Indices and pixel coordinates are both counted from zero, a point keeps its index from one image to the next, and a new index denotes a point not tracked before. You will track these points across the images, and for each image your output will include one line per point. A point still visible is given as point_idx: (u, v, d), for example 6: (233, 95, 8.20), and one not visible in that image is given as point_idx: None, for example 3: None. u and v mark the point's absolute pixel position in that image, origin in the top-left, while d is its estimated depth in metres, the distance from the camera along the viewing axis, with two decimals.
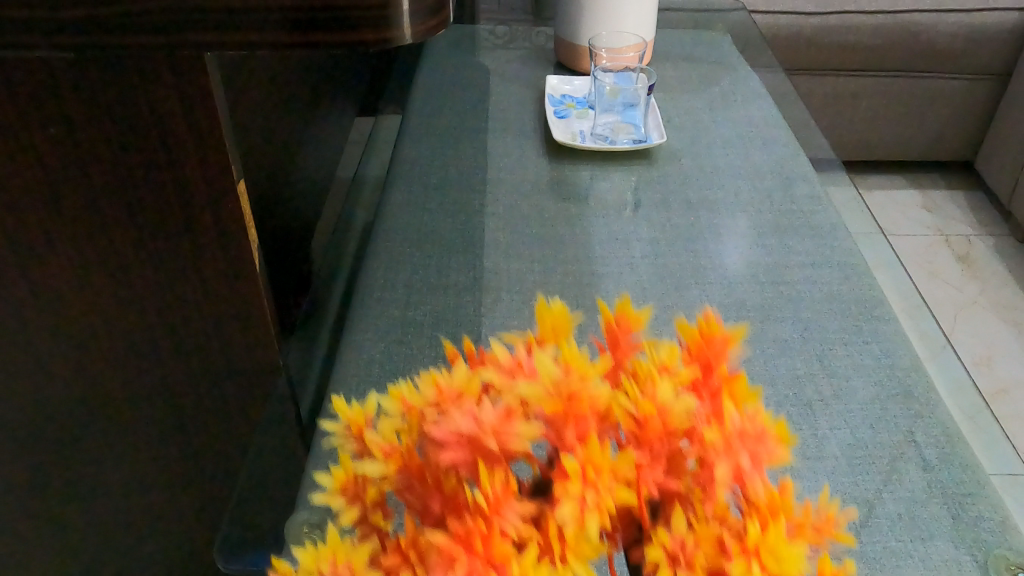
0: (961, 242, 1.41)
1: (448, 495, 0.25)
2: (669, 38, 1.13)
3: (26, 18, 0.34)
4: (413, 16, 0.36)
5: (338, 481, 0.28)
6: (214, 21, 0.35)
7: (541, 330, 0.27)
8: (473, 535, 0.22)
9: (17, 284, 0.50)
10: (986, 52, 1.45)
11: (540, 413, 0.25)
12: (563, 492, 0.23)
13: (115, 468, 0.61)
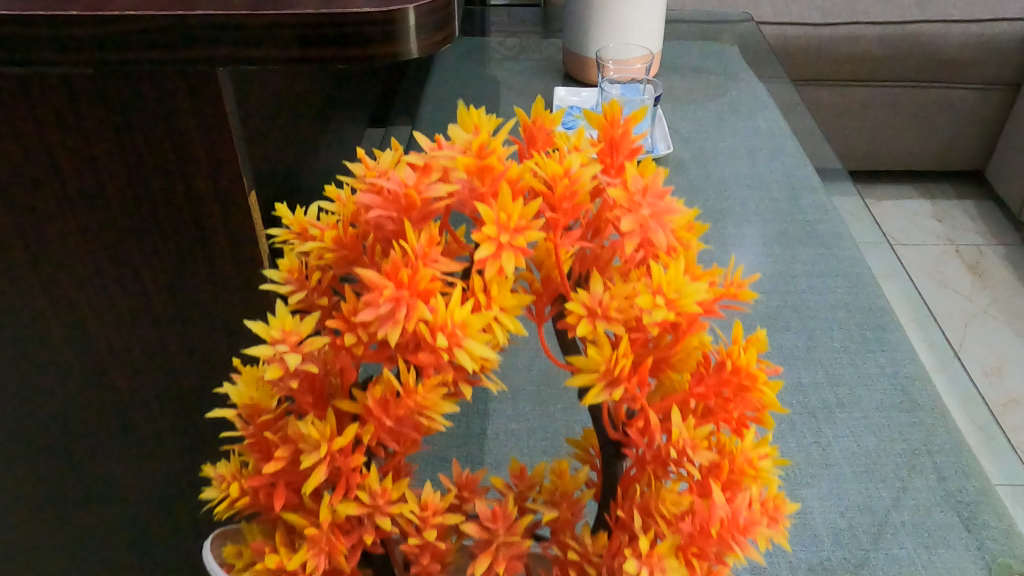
0: (972, 251, 1.41)
1: (380, 254, 0.27)
2: (677, 49, 1.14)
3: (44, 35, 0.36)
4: (418, 32, 0.36)
5: (280, 270, 0.29)
6: (226, 36, 0.36)
7: (462, 121, 0.29)
8: (401, 266, 0.24)
9: (36, 294, 0.52)
10: (995, 62, 1.45)
11: (464, 174, 0.27)
12: (482, 237, 0.25)
13: (130, 474, 0.63)
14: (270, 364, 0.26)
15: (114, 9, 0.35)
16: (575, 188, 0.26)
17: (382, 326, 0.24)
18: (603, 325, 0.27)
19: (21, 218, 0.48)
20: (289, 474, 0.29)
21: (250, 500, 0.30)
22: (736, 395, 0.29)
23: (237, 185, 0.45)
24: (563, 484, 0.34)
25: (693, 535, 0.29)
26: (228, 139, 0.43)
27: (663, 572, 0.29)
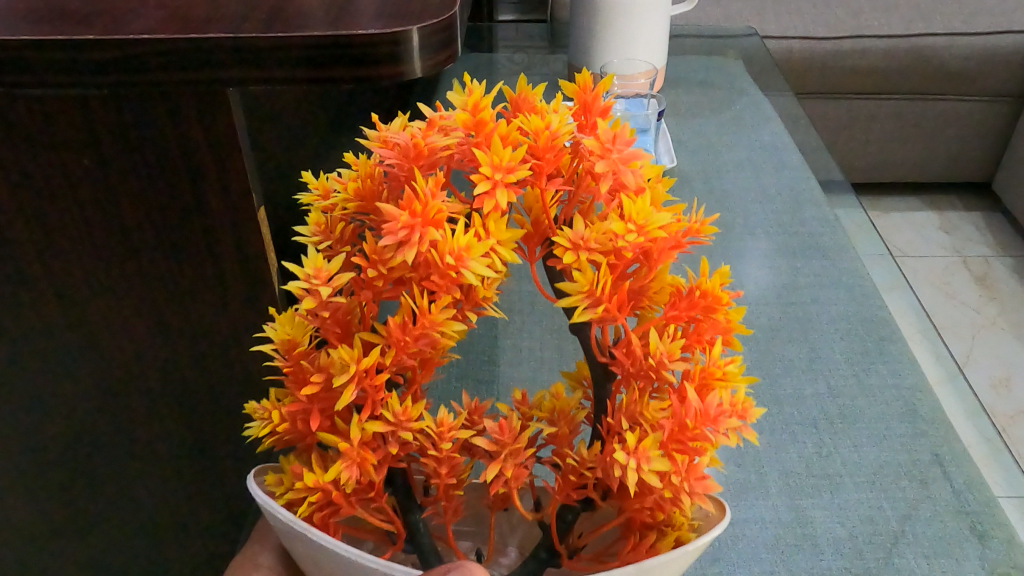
0: (979, 262, 1.41)
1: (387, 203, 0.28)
2: (681, 64, 1.15)
3: (62, 59, 0.37)
4: (422, 52, 0.37)
5: (307, 228, 0.31)
6: (236, 59, 0.37)
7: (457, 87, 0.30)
8: (414, 201, 0.26)
9: (52, 310, 0.53)
10: (1001, 74, 1.45)
11: (460, 129, 0.28)
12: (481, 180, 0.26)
13: (142, 485, 0.64)
14: (306, 299, 0.28)
15: (130, 34, 0.37)
16: (554, 146, 0.27)
17: (408, 248, 0.25)
18: (589, 248, 0.27)
19: (38, 236, 0.49)
20: (320, 403, 0.30)
21: (290, 436, 0.31)
22: (703, 317, 0.30)
23: (247, 201, 0.46)
24: (559, 404, 0.33)
25: (667, 443, 0.28)
26: (238, 158, 0.44)
27: (649, 464, 0.27)
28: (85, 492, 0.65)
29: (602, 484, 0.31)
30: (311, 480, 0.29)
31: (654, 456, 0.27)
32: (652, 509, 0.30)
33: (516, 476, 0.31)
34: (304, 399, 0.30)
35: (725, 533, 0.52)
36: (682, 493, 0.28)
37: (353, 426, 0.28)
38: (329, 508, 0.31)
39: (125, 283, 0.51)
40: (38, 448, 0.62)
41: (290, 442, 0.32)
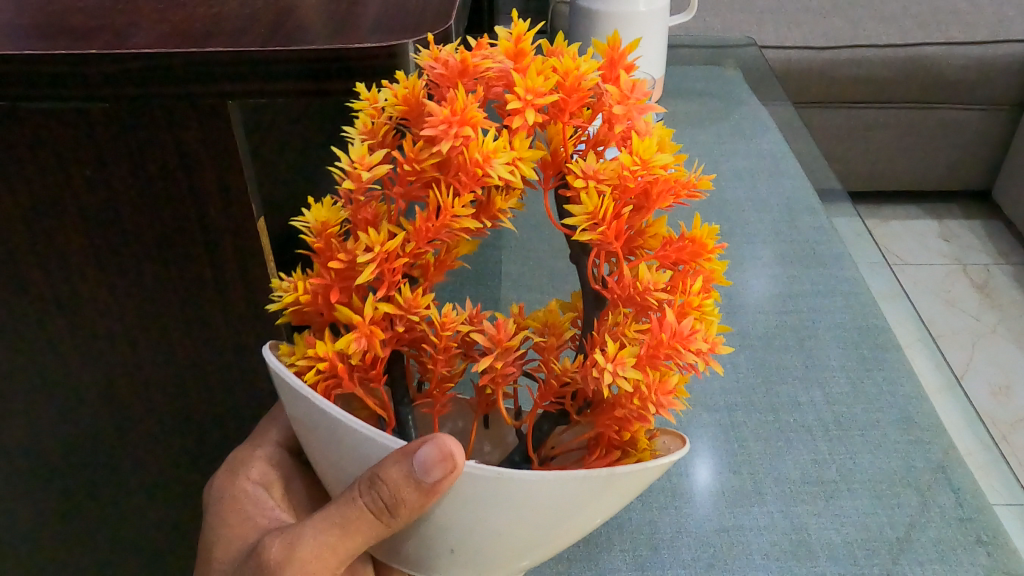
0: (978, 270, 1.41)
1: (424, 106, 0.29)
2: (679, 74, 1.16)
3: (64, 73, 0.38)
4: (419, 65, 0.38)
5: (359, 126, 0.31)
6: (235, 72, 0.38)
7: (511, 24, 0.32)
8: (461, 100, 0.27)
9: (54, 319, 0.54)
10: (999, 83, 1.46)
11: (503, 57, 0.30)
12: (516, 96, 0.28)
13: (144, 491, 0.65)
14: (348, 182, 0.29)
15: (131, 48, 0.38)
16: (579, 88, 0.29)
17: (444, 140, 0.27)
18: (592, 174, 0.28)
19: (40, 247, 0.50)
20: (342, 281, 0.31)
21: (308, 313, 0.31)
22: (689, 266, 0.30)
23: (247, 212, 0.47)
24: (552, 319, 0.36)
25: (645, 360, 0.29)
26: (238, 169, 0.45)
27: (622, 376, 0.28)
28: (87, 498, 0.66)
29: (582, 393, 0.34)
30: (324, 352, 0.31)
31: (630, 367, 0.29)
32: (626, 423, 0.32)
33: (506, 373, 0.33)
34: (326, 275, 0.31)
35: (721, 540, 0.52)
36: (648, 406, 0.30)
37: (371, 303, 0.30)
38: (334, 384, 0.32)
39: (125, 291, 0.52)
40: (41, 455, 0.63)
41: (303, 320, 0.32)
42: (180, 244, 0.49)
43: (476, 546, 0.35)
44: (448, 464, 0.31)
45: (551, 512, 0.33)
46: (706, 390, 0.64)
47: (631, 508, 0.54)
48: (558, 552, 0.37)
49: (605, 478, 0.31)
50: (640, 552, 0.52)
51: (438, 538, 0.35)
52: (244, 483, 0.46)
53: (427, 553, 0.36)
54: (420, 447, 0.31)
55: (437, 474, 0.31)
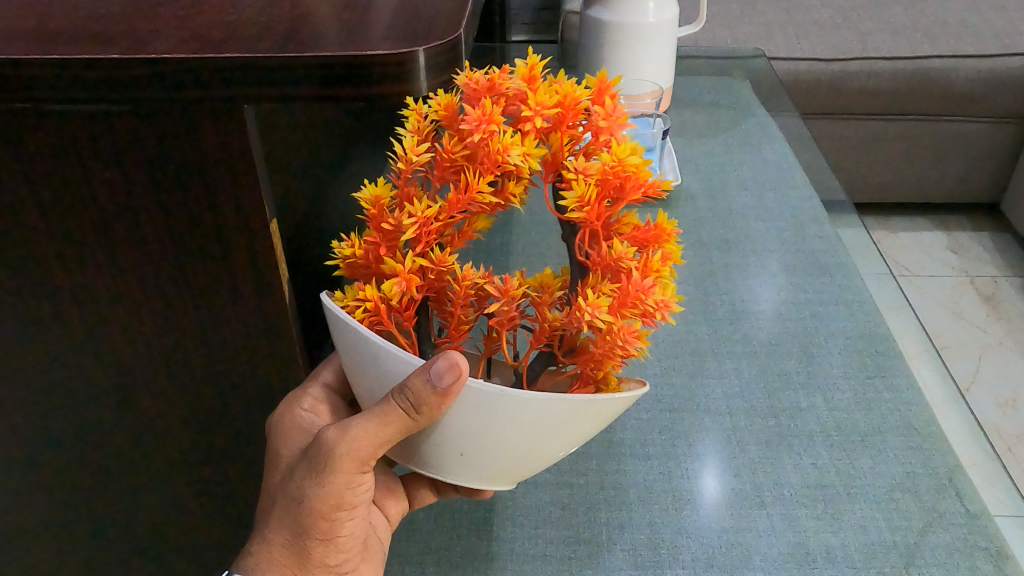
0: (987, 282, 1.42)
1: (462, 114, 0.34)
2: (688, 84, 1.17)
3: (86, 77, 0.39)
4: (428, 72, 0.39)
5: (406, 123, 0.36)
6: (249, 76, 0.39)
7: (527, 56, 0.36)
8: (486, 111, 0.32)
9: (72, 316, 0.55)
10: (1008, 96, 1.47)
11: (519, 80, 0.34)
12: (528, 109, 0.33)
13: (156, 485, 0.66)
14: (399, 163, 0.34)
15: (151, 54, 0.39)
16: (576, 106, 0.33)
17: (476, 132, 0.32)
18: (584, 169, 0.33)
19: (59, 245, 0.52)
20: (389, 241, 0.35)
21: (361, 268, 0.36)
22: (653, 246, 0.35)
23: (259, 213, 0.48)
24: (548, 280, 0.40)
25: (615, 310, 0.33)
26: (251, 171, 0.46)
27: (595, 317, 0.32)
28: (97, 494, 0.67)
29: (570, 340, 0.38)
30: (370, 297, 0.36)
31: (605, 311, 0.33)
32: (601, 362, 0.37)
33: (511, 317, 0.37)
34: (377, 236, 0.35)
35: (720, 541, 0.53)
36: (618, 344, 0.34)
37: (411, 257, 0.34)
38: (374, 321, 0.37)
39: (142, 291, 0.53)
40: (54, 452, 0.64)
41: (355, 274, 0.37)
42: (195, 245, 0.50)
43: (477, 452, 0.40)
44: (456, 370, 0.36)
45: (539, 426, 0.39)
46: (707, 395, 0.64)
47: (630, 508, 0.55)
48: (544, 466, 0.43)
49: (584, 402, 0.37)
50: (640, 552, 0.52)
51: (449, 444, 0.40)
52: (298, 410, 0.49)
53: (440, 457, 0.41)
54: (436, 361, 0.36)
55: (448, 380, 0.36)
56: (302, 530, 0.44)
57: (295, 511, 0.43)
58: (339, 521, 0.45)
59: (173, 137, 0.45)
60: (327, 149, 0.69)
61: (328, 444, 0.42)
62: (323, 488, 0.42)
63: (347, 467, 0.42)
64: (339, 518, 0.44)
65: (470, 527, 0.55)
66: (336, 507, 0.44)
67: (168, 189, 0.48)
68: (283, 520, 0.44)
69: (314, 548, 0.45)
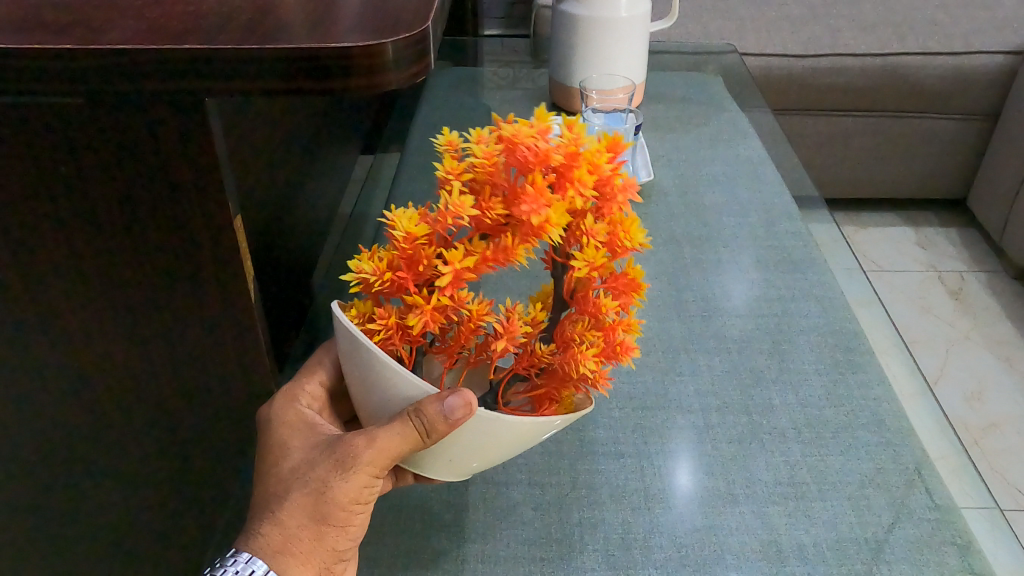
0: (953, 277, 1.44)
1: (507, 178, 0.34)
2: (660, 79, 1.17)
3: (37, 68, 0.38)
4: (397, 65, 0.38)
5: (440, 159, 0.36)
6: (210, 69, 0.38)
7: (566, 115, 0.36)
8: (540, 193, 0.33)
9: (26, 317, 0.53)
10: (973, 94, 1.49)
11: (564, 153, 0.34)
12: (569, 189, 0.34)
13: (118, 486, 0.64)
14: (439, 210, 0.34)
15: (105, 44, 0.37)
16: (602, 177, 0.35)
17: (530, 210, 0.33)
18: (595, 236, 0.35)
19: (11, 242, 0.49)
20: (415, 275, 0.36)
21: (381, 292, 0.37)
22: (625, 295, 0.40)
23: (223, 210, 0.47)
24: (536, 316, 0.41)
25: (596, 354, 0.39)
26: (214, 166, 0.45)
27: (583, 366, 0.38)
28: (58, 499, 0.65)
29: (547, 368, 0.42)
30: (388, 322, 0.38)
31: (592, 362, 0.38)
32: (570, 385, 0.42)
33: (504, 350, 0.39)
34: (405, 268, 0.36)
35: (693, 540, 0.53)
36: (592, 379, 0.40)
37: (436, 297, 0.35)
38: (388, 340, 0.39)
39: (99, 288, 0.51)
40: (10, 457, 0.62)
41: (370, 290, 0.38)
42: (156, 241, 0.48)
43: (460, 457, 0.45)
44: (467, 403, 0.39)
45: (516, 438, 0.44)
46: (680, 393, 0.64)
47: (603, 508, 0.55)
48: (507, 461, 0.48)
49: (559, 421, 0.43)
50: (614, 552, 0.52)
51: (439, 453, 0.44)
52: (298, 406, 0.48)
53: (426, 460, 0.45)
54: (449, 396, 0.39)
55: (459, 414, 0.39)
56: (319, 521, 0.42)
57: (315, 500, 0.42)
58: (354, 513, 0.43)
59: (130, 131, 0.44)
60: (296, 144, 0.68)
61: (356, 438, 0.42)
62: (348, 480, 0.42)
63: (367, 466, 0.41)
64: (354, 512, 0.43)
65: (441, 527, 0.54)
66: (354, 501, 0.43)
67: (126, 185, 0.46)
68: (300, 508, 0.42)
69: (326, 537, 0.43)
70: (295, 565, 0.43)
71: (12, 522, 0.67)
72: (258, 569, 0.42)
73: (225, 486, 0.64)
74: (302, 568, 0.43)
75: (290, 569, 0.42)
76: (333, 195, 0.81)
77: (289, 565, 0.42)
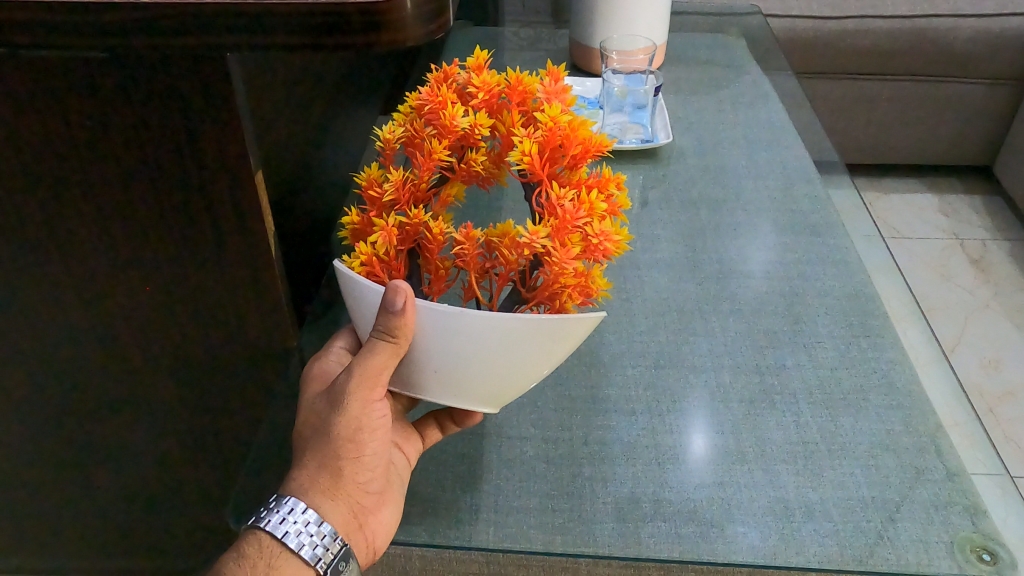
0: (976, 245, 1.42)
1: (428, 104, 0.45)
2: (682, 41, 1.16)
3: (66, 22, 0.38)
4: (416, 20, 0.38)
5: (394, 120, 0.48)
6: (233, 24, 0.38)
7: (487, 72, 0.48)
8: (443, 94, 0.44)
9: (55, 268, 0.55)
10: (1004, 58, 1.46)
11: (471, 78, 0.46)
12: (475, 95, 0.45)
13: (144, 434, 0.66)
14: (384, 143, 0.46)
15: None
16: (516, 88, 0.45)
17: (433, 105, 0.44)
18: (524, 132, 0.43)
19: (39, 194, 0.51)
20: (378, 205, 0.45)
21: (359, 231, 0.45)
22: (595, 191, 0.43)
23: (244, 165, 0.48)
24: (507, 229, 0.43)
25: (555, 236, 0.41)
26: (237, 122, 0.46)
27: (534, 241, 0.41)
28: (89, 446, 0.67)
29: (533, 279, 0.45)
30: (363, 253, 0.44)
31: (543, 238, 0.41)
32: (555, 286, 0.43)
33: (476, 258, 0.44)
34: (370, 207, 0.45)
35: (703, 495, 0.54)
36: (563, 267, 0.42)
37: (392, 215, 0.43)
38: (372, 275, 0.44)
39: (126, 241, 0.52)
40: (41, 404, 0.64)
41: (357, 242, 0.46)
42: (181, 195, 0.49)
43: (447, 367, 0.45)
44: (403, 292, 0.41)
45: (498, 346, 0.44)
46: (693, 353, 0.65)
47: (613, 462, 0.56)
48: (521, 388, 0.48)
49: (541, 322, 0.43)
50: (623, 506, 0.53)
51: (425, 361, 0.45)
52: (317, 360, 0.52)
53: (419, 376, 0.46)
54: (386, 291, 0.41)
55: (399, 301, 0.41)
56: (333, 458, 0.45)
57: (323, 440, 0.44)
58: (364, 443, 0.45)
59: (155, 86, 0.44)
60: (317, 102, 0.68)
61: (342, 374, 0.44)
62: (345, 414, 0.44)
63: (357, 393, 0.44)
64: (364, 441, 0.45)
65: (456, 478, 0.56)
66: (358, 431, 0.45)
67: (151, 139, 0.47)
68: (316, 452, 0.45)
69: (344, 470, 0.45)
70: (328, 504, 0.45)
71: (43, 466, 0.69)
72: (297, 506, 0.44)
73: (247, 435, 0.66)
74: (334, 503, 0.45)
75: (324, 505, 0.45)
76: (352, 154, 0.82)
77: (320, 500, 0.45)
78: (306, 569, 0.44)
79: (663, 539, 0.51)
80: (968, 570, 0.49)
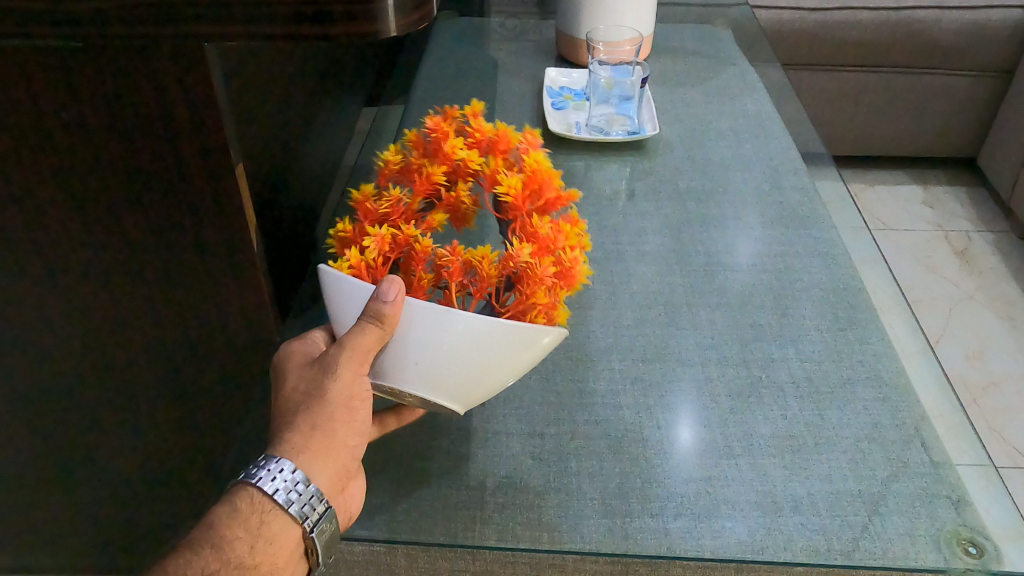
0: (960, 237, 1.43)
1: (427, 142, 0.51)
2: (668, 32, 1.15)
3: (41, 9, 0.37)
4: (397, 11, 0.37)
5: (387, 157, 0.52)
6: (212, 14, 0.37)
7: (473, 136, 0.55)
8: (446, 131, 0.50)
9: (31, 262, 0.53)
10: (988, 49, 1.47)
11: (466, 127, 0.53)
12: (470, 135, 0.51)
13: (125, 429, 0.65)
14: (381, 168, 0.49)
15: None
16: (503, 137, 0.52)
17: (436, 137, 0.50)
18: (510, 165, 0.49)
19: (14, 186, 0.49)
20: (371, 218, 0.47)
21: (348, 241, 0.47)
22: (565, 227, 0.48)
23: (226, 158, 0.47)
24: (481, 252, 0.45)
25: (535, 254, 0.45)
26: (218, 114, 0.45)
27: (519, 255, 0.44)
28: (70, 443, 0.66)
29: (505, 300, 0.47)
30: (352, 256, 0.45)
31: (527, 254, 0.45)
32: (529, 304, 0.46)
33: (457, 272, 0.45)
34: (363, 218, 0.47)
35: (690, 490, 0.54)
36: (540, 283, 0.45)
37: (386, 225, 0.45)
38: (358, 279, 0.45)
39: (104, 235, 0.51)
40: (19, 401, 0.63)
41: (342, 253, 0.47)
42: (161, 188, 0.48)
43: (437, 366, 0.45)
44: (396, 285, 0.43)
45: (484, 350, 0.45)
46: (679, 346, 0.65)
47: (599, 456, 0.56)
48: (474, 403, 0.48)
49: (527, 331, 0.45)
50: (610, 501, 0.53)
51: (409, 353, 0.44)
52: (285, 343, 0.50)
53: (394, 367, 0.45)
54: (382, 285, 0.43)
55: (392, 293, 0.42)
56: (326, 421, 0.43)
57: (314, 404, 0.43)
58: (356, 410, 0.44)
59: (134, 76, 0.43)
60: (299, 94, 0.67)
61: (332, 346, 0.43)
62: (338, 380, 0.43)
63: (349, 361, 0.43)
64: (357, 408, 0.44)
65: (442, 474, 0.55)
66: (351, 397, 0.43)
67: (129, 131, 0.46)
68: (304, 415, 0.43)
69: (335, 435, 0.43)
70: (319, 466, 0.43)
71: (22, 463, 0.68)
72: (286, 465, 0.42)
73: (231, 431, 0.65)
74: (325, 466, 0.43)
75: (314, 466, 0.42)
76: (336, 146, 0.81)
77: (311, 462, 0.42)
78: (294, 526, 0.43)
79: (651, 534, 0.51)
80: (954, 563, 0.50)
